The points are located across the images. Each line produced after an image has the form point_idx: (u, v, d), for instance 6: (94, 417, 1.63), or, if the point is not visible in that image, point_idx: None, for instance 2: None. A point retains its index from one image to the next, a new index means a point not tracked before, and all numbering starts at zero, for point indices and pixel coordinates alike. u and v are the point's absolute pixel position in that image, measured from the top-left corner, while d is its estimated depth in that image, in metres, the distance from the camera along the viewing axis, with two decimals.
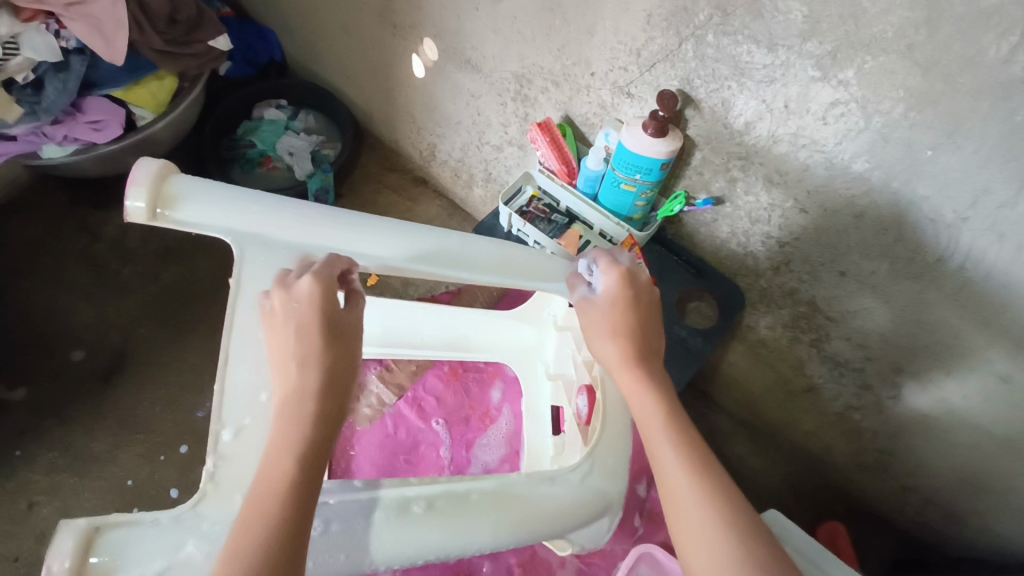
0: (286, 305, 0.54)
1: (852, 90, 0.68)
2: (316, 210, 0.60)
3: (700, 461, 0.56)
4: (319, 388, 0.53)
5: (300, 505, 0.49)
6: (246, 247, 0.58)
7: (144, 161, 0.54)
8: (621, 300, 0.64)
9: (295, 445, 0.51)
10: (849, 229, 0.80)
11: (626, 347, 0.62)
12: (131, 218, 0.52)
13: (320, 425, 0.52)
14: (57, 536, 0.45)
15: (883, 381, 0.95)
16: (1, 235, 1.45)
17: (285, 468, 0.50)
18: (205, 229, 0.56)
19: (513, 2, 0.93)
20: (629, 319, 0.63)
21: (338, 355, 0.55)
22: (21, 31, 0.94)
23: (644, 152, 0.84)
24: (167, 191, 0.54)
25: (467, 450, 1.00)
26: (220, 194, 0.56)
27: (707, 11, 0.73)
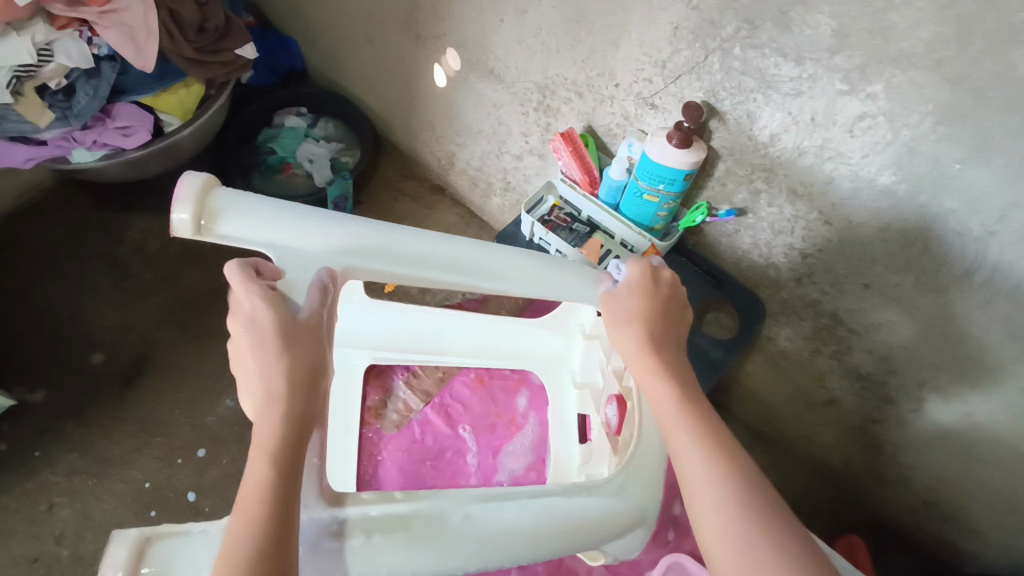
0: (253, 310, 0.53)
1: (880, 104, 0.68)
2: (356, 223, 0.60)
3: (719, 442, 0.54)
4: (286, 386, 0.51)
5: (278, 508, 0.46)
6: (287, 260, 0.57)
7: (188, 176, 0.54)
8: (641, 290, 0.66)
9: (263, 446, 0.49)
10: (874, 242, 0.80)
11: (646, 333, 0.63)
12: (177, 232, 0.53)
13: (288, 422, 0.50)
14: (109, 545, 0.47)
15: (905, 394, 0.94)
16: (24, 237, 1.47)
17: (256, 471, 0.47)
18: (248, 243, 0.56)
19: (539, 14, 0.94)
20: (649, 309, 0.64)
21: (304, 350, 0.53)
22: (56, 38, 0.96)
23: (668, 162, 0.85)
24: (211, 205, 0.54)
25: (492, 457, 0.96)
26: (262, 207, 0.56)
27: (734, 24, 0.73)
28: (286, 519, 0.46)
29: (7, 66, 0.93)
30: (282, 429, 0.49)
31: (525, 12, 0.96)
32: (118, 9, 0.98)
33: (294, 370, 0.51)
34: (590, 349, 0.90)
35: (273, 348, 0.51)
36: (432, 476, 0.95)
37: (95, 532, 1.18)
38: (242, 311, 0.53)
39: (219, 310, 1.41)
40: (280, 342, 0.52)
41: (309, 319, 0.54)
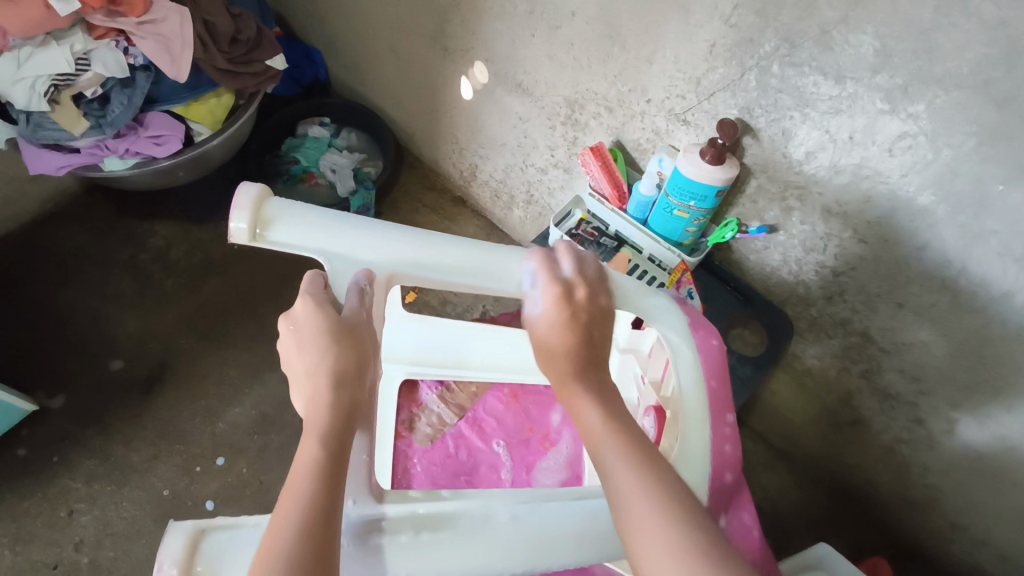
0: (305, 309, 0.53)
1: (922, 123, 0.68)
2: (403, 230, 0.61)
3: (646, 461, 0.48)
4: (332, 378, 0.51)
5: (326, 492, 0.46)
6: (340, 266, 0.58)
7: (245, 185, 0.54)
8: (563, 315, 0.56)
9: (313, 433, 0.49)
10: (909, 261, 0.80)
11: (578, 358, 0.55)
12: (234, 239, 0.54)
13: (335, 411, 0.50)
14: (168, 534, 0.49)
15: (936, 415, 0.93)
16: (49, 243, 1.48)
17: (304, 457, 0.47)
18: (299, 250, 0.57)
19: (571, 29, 0.95)
20: (574, 332, 0.55)
21: (354, 346, 0.53)
22: (93, 48, 0.98)
23: (700, 179, 0.84)
24: (266, 214, 0.55)
25: (527, 473, 0.89)
26: (314, 216, 0.57)
27: (773, 42, 0.74)
28: (332, 502, 0.46)
29: (45, 75, 0.95)
30: (331, 417, 0.50)
31: (557, 27, 0.97)
32: (155, 20, 1.00)
33: (342, 362, 0.52)
34: (625, 364, 0.91)
35: (322, 339, 0.52)
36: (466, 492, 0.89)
37: (113, 540, 1.18)
38: (295, 311, 0.54)
39: (240, 318, 1.42)
40: (330, 335, 0.52)
41: (353, 317, 0.55)
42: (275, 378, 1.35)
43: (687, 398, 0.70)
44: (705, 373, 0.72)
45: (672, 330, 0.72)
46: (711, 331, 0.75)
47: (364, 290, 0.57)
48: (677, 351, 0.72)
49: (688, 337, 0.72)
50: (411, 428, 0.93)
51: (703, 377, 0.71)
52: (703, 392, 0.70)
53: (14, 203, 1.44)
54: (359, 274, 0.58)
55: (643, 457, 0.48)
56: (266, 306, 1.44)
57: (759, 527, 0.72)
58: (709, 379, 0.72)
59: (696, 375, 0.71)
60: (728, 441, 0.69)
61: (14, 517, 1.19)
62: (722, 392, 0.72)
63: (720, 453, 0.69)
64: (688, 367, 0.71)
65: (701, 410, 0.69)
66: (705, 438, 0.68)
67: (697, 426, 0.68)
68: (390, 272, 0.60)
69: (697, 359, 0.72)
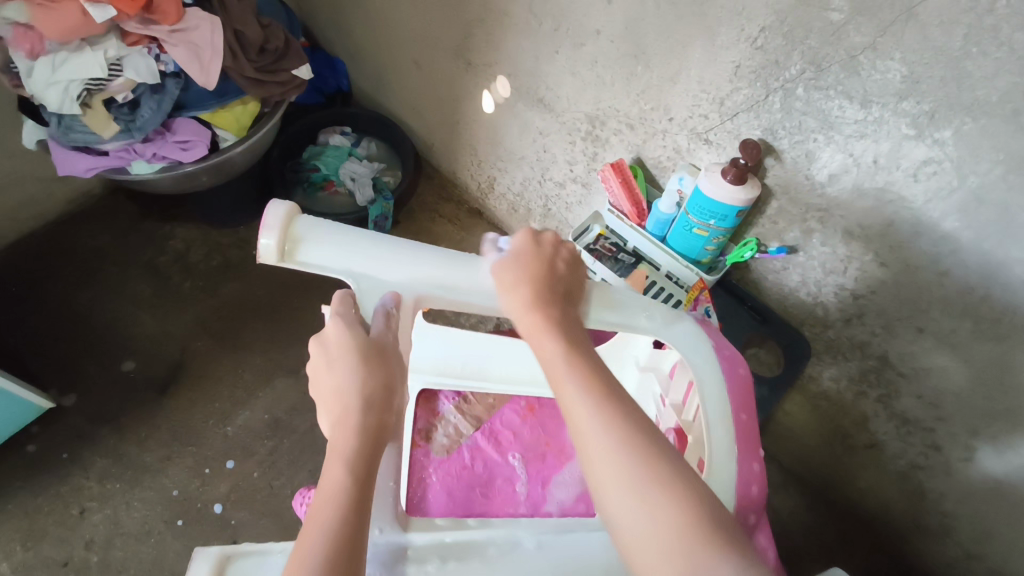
0: (337, 332, 0.54)
1: (948, 150, 0.68)
2: (428, 252, 0.62)
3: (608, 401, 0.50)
4: (360, 402, 0.51)
5: (351, 517, 0.47)
6: (364, 287, 0.60)
7: (273, 205, 0.56)
8: (522, 256, 0.59)
9: (339, 460, 0.49)
10: (931, 286, 0.80)
11: (541, 292, 0.57)
12: (262, 258, 0.56)
13: (361, 437, 0.50)
14: (193, 563, 0.51)
15: (954, 443, 0.92)
16: (71, 242, 1.50)
17: (332, 483, 0.48)
18: (327, 270, 0.59)
19: (596, 47, 0.96)
20: (534, 270, 0.58)
21: (382, 369, 0.54)
22: (126, 54, 1.01)
23: (721, 199, 0.84)
24: (293, 234, 0.57)
25: (543, 487, 0.89)
26: (340, 236, 0.58)
27: (799, 65, 0.74)
28: (355, 526, 0.47)
29: (79, 79, 0.98)
30: (356, 443, 0.50)
31: (581, 44, 0.98)
32: (188, 29, 1.02)
33: (371, 386, 0.52)
34: (645, 381, 0.92)
35: (352, 363, 0.53)
36: (481, 504, 0.87)
37: (123, 539, 1.18)
38: (326, 332, 0.55)
39: (255, 323, 1.43)
40: (360, 358, 0.53)
41: (382, 340, 0.56)
42: (288, 383, 1.36)
43: (715, 428, 0.71)
44: (732, 403, 0.72)
45: (701, 363, 0.73)
46: (739, 361, 0.76)
47: (391, 312, 0.58)
48: (705, 384, 0.73)
49: (716, 370, 0.73)
50: (429, 439, 0.92)
51: (732, 410, 0.72)
52: (730, 427, 0.70)
53: (39, 202, 1.47)
54: (385, 296, 0.59)
55: (604, 390, 0.51)
56: (281, 311, 1.45)
57: (775, 550, 0.67)
58: (736, 410, 0.72)
59: (723, 408, 0.72)
60: (755, 483, 0.68)
61: (26, 513, 1.20)
62: (752, 424, 0.73)
63: (745, 494, 0.68)
64: (717, 401, 0.72)
65: (728, 452, 0.69)
66: (731, 475, 0.68)
67: (725, 461, 0.69)
68: (417, 294, 0.61)
69: (724, 392, 0.73)
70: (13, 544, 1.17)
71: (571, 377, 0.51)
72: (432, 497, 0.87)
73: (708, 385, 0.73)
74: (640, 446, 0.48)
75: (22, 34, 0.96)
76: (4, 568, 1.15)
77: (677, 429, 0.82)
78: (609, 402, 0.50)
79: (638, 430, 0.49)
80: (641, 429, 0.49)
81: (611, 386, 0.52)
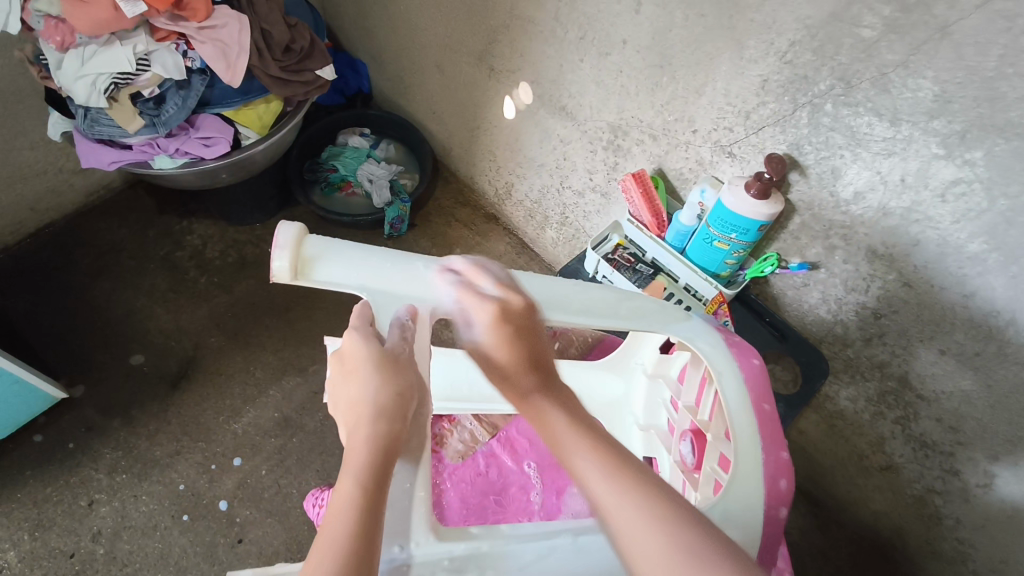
0: (351, 345, 0.55)
1: (978, 171, 0.68)
2: (437, 265, 0.63)
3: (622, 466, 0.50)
4: (373, 410, 0.50)
5: (360, 526, 0.45)
6: (379, 300, 0.60)
7: (284, 225, 0.56)
8: (503, 332, 0.58)
9: (350, 470, 0.47)
10: (955, 308, 0.79)
11: (529, 370, 0.57)
12: (276, 278, 0.55)
13: (372, 446, 0.49)
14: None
15: (973, 467, 0.90)
16: (90, 235, 1.51)
17: (344, 495, 0.46)
18: (341, 287, 0.59)
19: (622, 56, 0.96)
20: (520, 350, 0.58)
21: (397, 377, 0.53)
22: (154, 49, 1.02)
23: (744, 212, 0.84)
24: (304, 255, 0.57)
25: (558, 497, 0.88)
26: (352, 253, 0.59)
27: (829, 81, 0.74)
28: (369, 537, 0.45)
29: (106, 73, 0.99)
30: (366, 452, 0.48)
31: (607, 53, 0.98)
32: (215, 27, 1.04)
33: (384, 392, 0.51)
34: (654, 389, 0.91)
35: (366, 372, 0.52)
36: (495, 512, 0.87)
37: (130, 533, 1.19)
38: (343, 347, 0.56)
39: (268, 321, 1.43)
40: (375, 367, 0.53)
41: (396, 351, 0.55)
42: (298, 382, 1.36)
43: (735, 416, 0.68)
44: (750, 394, 0.70)
45: (712, 352, 0.73)
46: (751, 352, 0.75)
47: (405, 326, 0.58)
48: (723, 377, 0.71)
49: (730, 362, 0.72)
50: (442, 444, 0.91)
51: (752, 400, 0.70)
52: (752, 415, 0.69)
53: (60, 193, 1.48)
54: (402, 310, 0.59)
55: (610, 453, 0.51)
56: (295, 310, 1.45)
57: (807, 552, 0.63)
58: (755, 402, 0.70)
59: (743, 399, 0.70)
60: (783, 475, 0.65)
61: (35, 502, 1.20)
62: (773, 413, 0.70)
63: (774, 489, 0.64)
64: (734, 389, 0.70)
65: (752, 443, 0.66)
66: (757, 467, 0.64)
67: (750, 451, 0.65)
68: (432, 305, 0.61)
69: (742, 382, 0.71)
70: (21, 533, 1.17)
71: (581, 452, 0.51)
72: (446, 504, 0.86)
73: (725, 374, 0.71)
74: (659, 502, 0.48)
75: (54, 27, 0.97)
76: (12, 557, 1.15)
77: (693, 432, 0.79)
78: (634, 476, 0.50)
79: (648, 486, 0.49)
80: (664, 491, 0.49)
81: (619, 451, 0.52)
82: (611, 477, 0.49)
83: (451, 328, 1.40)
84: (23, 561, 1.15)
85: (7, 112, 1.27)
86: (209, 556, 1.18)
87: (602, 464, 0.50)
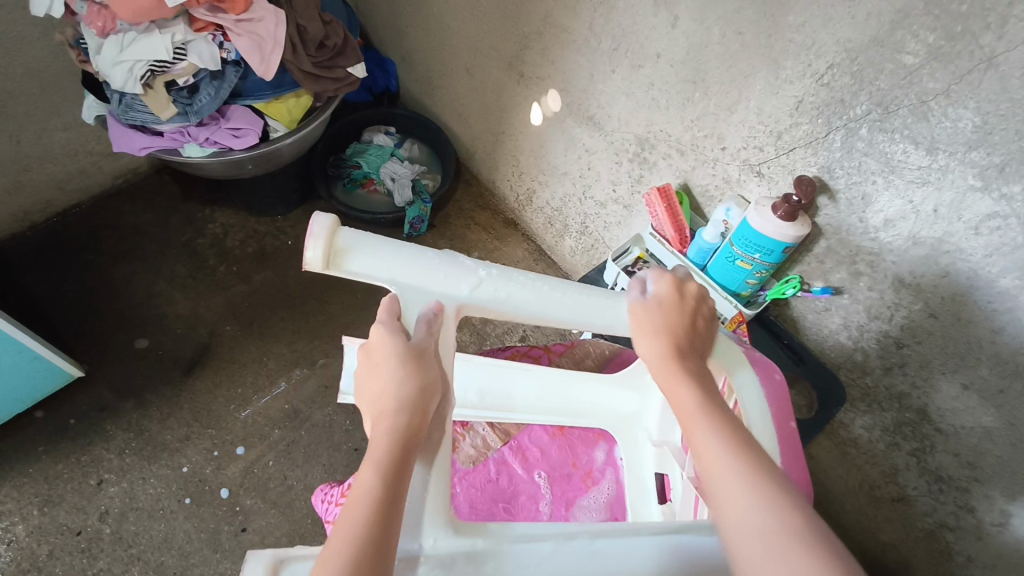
0: (377, 339, 0.55)
1: (1015, 205, 0.67)
2: (470, 264, 0.61)
3: (744, 442, 0.52)
4: (398, 402, 0.51)
5: (381, 518, 0.45)
6: (409, 293, 0.58)
7: (318, 216, 0.55)
8: (675, 307, 0.62)
9: (369, 461, 0.48)
10: (980, 343, 0.77)
11: (678, 346, 0.60)
12: (308, 267, 0.54)
13: (391, 438, 0.49)
14: (247, 565, 0.47)
15: (989, 505, 0.87)
16: (116, 216, 1.53)
17: (362, 484, 0.47)
18: (371, 279, 0.57)
19: (655, 70, 0.96)
20: (677, 327, 0.61)
21: (420, 372, 0.53)
22: (192, 39, 1.03)
23: (769, 233, 0.83)
24: (338, 245, 0.56)
25: (567, 509, 0.89)
26: (385, 245, 0.58)
27: (866, 106, 0.73)
28: (382, 533, 0.45)
29: (144, 60, 1.00)
30: (387, 442, 0.49)
31: (640, 66, 0.98)
32: (253, 20, 1.05)
33: (408, 387, 0.52)
34: None
35: (390, 367, 0.53)
36: (503, 520, 0.87)
37: (136, 514, 1.19)
38: (369, 341, 0.56)
39: (282, 313, 1.44)
40: (398, 361, 0.53)
41: (421, 345, 0.55)
42: (308, 375, 1.37)
43: (757, 434, 0.66)
44: (773, 410, 0.68)
45: (738, 367, 0.68)
46: (772, 367, 0.73)
47: (431, 321, 0.57)
48: (745, 389, 0.68)
49: (751, 373, 0.70)
50: (454, 448, 0.91)
51: (773, 416, 0.67)
52: (774, 431, 0.66)
53: (90, 175, 1.50)
54: (427, 306, 0.58)
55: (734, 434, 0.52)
56: (310, 302, 1.46)
57: None
58: (779, 419, 0.68)
59: (765, 413, 0.67)
60: (803, 508, 0.65)
61: (46, 478, 1.21)
62: (797, 431, 0.69)
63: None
64: (757, 405, 0.67)
65: (773, 462, 0.65)
66: None
67: None
68: (458, 303, 0.60)
69: (764, 397, 0.68)
70: (31, 507, 1.18)
71: (701, 415, 0.54)
72: (455, 508, 0.86)
73: (747, 386, 0.68)
74: (758, 469, 0.49)
75: (96, 12, 1.00)
76: (20, 531, 1.16)
77: None
78: (745, 446, 0.51)
79: (776, 478, 0.49)
80: (772, 472, 0.49)
81: (749, 438, 0.52)
82: (740, 466, 0.49)
83: (464, 331, 1.41)
84: (31, 536, 1.16)
85: (43, 93, 1.29)
86: (212, 543, 1.18)
87: (720, 436, 0.52)
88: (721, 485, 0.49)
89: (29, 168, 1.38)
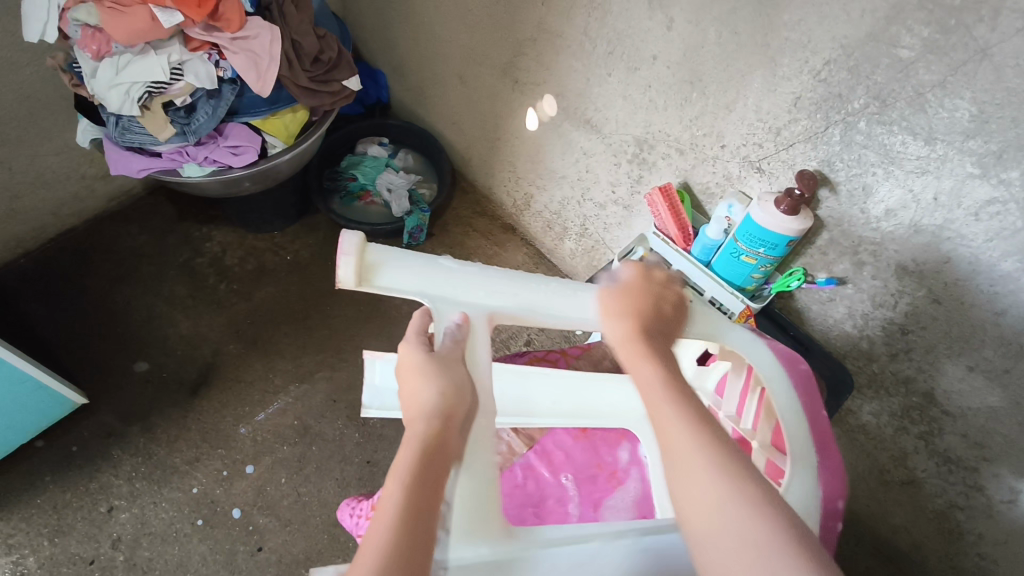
0: (405, 353, 0.54)
1: (1013, 190, 0.69)
2: (497, 274, 0.62)
3: (698, 419, 0.51)
4: (426, 410, 0.50)
5: (412, 518, 0.44)
6: (440, 305, 0.59)
7: (347, 233, 0.55)
8: (636, 288, 0.60)
9: (397, 472, 0.46)
10: (985, 325, 0.79)
11: (642, 326, 0.57)
12: (342, 285, 0.55)
13: (418, 444, 0.48)
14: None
15: (998, 483, 0.89)
16: (111, 239, 1.52)
17: (391, 493, 0.45)
18: (404, 292, 0.58)
19: (652, 71, 0.97)
20: (645, 308, 0.59)
21: (444, 377, 0.52)
22: (187, 59, 1.03)
23: (773, 227, 0.84)
24: (367, 262, 0.56)
25: (595, 510, 0.89)
26: (413, 259, 0.58)
27: (863, 99, 0.75)
28: (414, 537, 0.43)
29: (141, 82, 1.00)
30: (421, 451, 0.47)
31: (637, 68, 0.99)
32: (248, 37, 1.05)
33: (432, 393, 0.51)
34: None
35: (416, 376, 0.52)
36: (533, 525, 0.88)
37: (149, 540, 1.18)
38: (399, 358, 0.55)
39: (285, 328, 1.43)
40: (424, 370, 0.52)
41: (446, 355, 0.55)
42: (315, 390, 1.36)
43: (789, 426, 0.68)
44: (802, 403, 0.70)
45: (763, 362, 0.72)
46: (796, 358, 0.74)
47: (458, 334, 0.57)
48: (774, 384, 0.70)
49: (778, 366, 0.72)
50: None
51: (802, 408, 0.69)
52: (805, 422, 0.68)
53: (82, 199, 1.49)
54: (456, 317, 0.58)
55: (699, 420, 0.50)
56: (312, 317, 1.46)
57: None
58: (809, 411, 0.70)
59: (794, 406, 0.69)
60: (840, 496, 0.65)
61: (54, 507, 1.20)
62: (828, 422, 0.70)
63: (830, 509, 0.64)
64: (784, 398, 0.70)
65: (807, 450, 0.66)
66: (814, 477, 0.64)
67: (804, 460, 0.65)
68: (488, 312, 0.60)
69: (791, 390, 0.70)
70: (41, 538, 1.17)
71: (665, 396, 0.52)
72: None
73: (774, 380, 0.70)
74: (718, 453, 0.48)
75: (90, 35, 0.99)
76: (31, 563, 1.14)
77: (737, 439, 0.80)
78: (702, 425, 0.50)
79: (734, 458, 0.49)
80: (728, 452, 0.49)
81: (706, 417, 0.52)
82: (700, 452, 0.48)
83: None
84: (43, 567, 1.14)
85: (33, 119, 1.28)
86: (228, 564, 1.17)
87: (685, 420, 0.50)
88: (683, 473, 0.48)
89: (21, 195, 1.37)
